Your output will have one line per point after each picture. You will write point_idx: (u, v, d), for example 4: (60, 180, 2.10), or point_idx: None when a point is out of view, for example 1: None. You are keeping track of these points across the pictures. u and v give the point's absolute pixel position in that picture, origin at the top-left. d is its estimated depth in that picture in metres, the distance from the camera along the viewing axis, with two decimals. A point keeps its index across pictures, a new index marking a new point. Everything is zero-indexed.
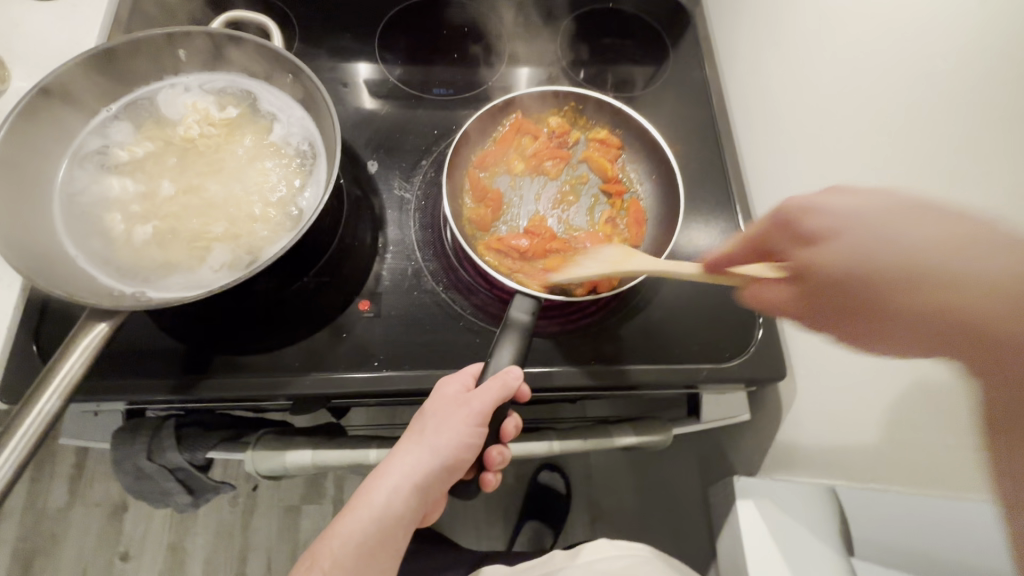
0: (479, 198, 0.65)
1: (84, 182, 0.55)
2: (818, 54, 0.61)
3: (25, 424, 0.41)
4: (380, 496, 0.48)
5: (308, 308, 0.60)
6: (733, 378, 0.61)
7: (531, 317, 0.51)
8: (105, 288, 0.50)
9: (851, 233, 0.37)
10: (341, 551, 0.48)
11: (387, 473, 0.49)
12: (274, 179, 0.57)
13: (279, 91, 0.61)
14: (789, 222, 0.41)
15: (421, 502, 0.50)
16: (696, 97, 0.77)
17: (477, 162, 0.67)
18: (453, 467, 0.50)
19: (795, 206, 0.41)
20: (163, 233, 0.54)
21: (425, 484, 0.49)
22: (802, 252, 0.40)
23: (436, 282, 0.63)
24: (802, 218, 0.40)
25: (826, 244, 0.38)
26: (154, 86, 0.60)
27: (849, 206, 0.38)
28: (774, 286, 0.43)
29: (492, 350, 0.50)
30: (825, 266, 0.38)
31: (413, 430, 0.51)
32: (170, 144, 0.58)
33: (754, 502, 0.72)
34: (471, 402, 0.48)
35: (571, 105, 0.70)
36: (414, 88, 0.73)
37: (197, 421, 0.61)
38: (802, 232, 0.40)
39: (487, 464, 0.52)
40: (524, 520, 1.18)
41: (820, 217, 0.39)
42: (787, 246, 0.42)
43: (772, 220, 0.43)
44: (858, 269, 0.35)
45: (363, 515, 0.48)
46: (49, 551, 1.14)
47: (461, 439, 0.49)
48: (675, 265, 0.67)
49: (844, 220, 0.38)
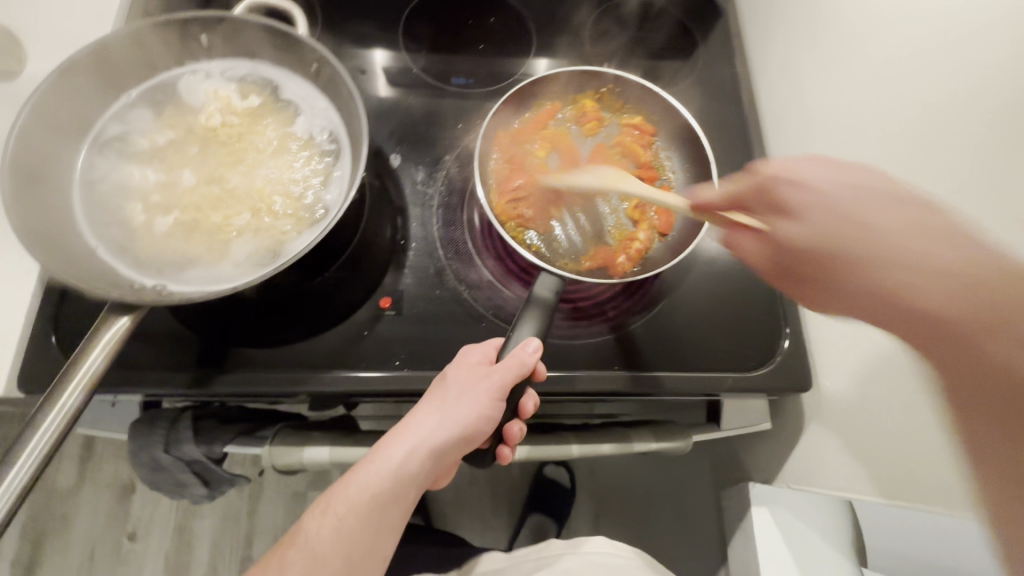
0: (509, 174, 0.64)
1: (104, 170, 0.54)
2: (862, 52, 0.59)
3: (46, 420, 0.41)
4: (398, 453, 0.48)
5: (328, 304, 0.60)
6: (757, 388, 0.60)
7: (555, 294, 0.50)
8: (126, 281, 0.49)
9: (824, 212, 0.42)
10: (354, 500, 0.47)
11: (405, 435, 0.49)
12: (298, 172, 0.56)
13: (303, 80, 0.59)
14: (766, 188, 0.45)
15: (434, 467, 0.49)
16: (727, 95, 0.75)
17: (507, 139, 0.66)
18: (470, 439, 0.49)
19: (772, 173, 0.45)
20: (184, 224, 0.53)
21: (442, 451, 0.48)
22: (775, 220, 0.45)
23: (458, 281, 0.62)
24: (782, 187, 0.44)
25: (795, 217, 0.43)
26: (174, 71, 0.59)
27: (824, 184, 0.42)
28: (744, 239, 0.48)
29: (512, 325, 0.49)
30: (793, 236, 0.43)
31: (431, 396, 0.50)
32: (190, 132, 0.57)
33: (767, 509, 0.72)
34: (493, 375, 0.47)
35: (609, 88, 0.68)
36: (438, 79, 0.71)
37: (214, 414, 0.60)
38: (777, 198, 0.44)
39: (505, 437, 0.51)
40: (524, 516, 1.18)
41: (795, 190, 0.43)
42: (764, 211, 0.46)
43: (750, 184, 0.46)
44: (830, 244, 0.41)
45: (379, 469, 0.48)
46: (58, 528, 1.15)
47: (482, 410, 0.48)
48: (700, 270, 0.66)
49: (817, 198, 0.42)
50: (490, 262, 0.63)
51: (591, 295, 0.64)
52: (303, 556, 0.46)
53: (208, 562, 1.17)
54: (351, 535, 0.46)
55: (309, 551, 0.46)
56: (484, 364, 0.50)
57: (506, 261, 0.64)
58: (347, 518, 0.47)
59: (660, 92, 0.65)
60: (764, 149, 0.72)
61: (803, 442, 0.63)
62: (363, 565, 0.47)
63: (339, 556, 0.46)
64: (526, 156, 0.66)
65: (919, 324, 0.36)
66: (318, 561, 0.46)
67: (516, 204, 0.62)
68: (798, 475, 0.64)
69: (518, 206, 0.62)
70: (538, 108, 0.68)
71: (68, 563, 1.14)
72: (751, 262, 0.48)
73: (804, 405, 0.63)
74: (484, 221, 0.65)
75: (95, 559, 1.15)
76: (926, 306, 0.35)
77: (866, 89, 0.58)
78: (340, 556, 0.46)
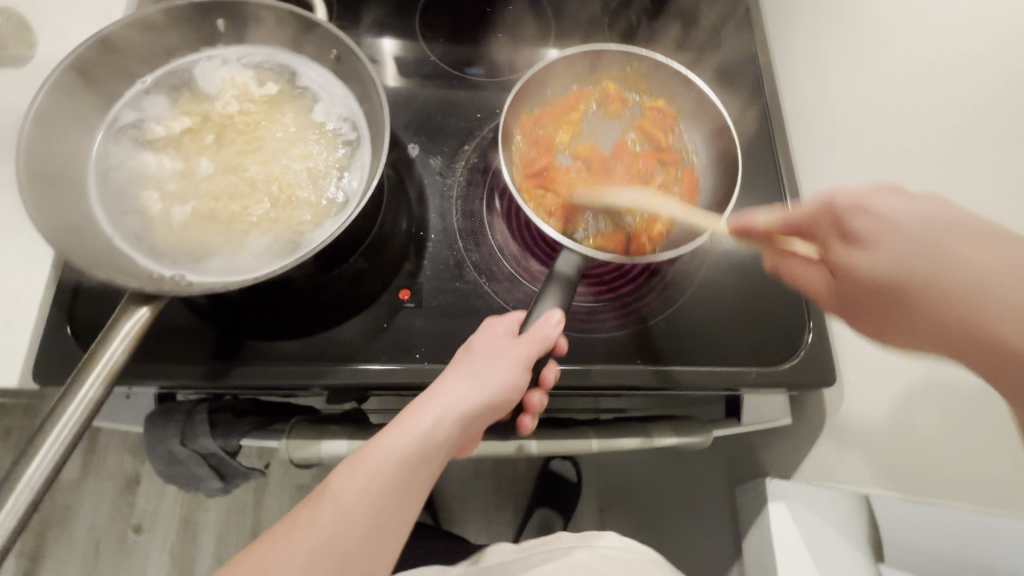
0: (534, 157, 0.63)
1: (119, 157, 0.53)
2: (882, 52, 0.59)
3: (66, 411, 0.40)
4: (429, 416, 0.44)
5: (347, 295, 0.59)
6: (780, 383, 0.59)
7: (576, 272, 0.49)
8: (144, 271, 0.48)
9: (904, 243, 0.38)
10: (385, 462, 0.42)
11: (435, 399, 0.45)
12: (318, 162, 0.55)
13: (321, 68, 0.58)
14: (835, 215, 0.42)
15: (464, 435, 0.46)
16: (748, 87, 0.74)
17: (531, 123, 0.65)
18: (499, 407, 0.47)
19: (843, 202, 0.42)
20: (202, 214, 0.52)
21: (470, 419, 0.45)
22: (838, 248, 0.42)
23: (478, 274, 0.61)
24: (850, 215, 0.41)
25: (865, 246, 0.40)
26: (189, 58, 0.57)
27: (904, 214, 0.39)
28: (807, 270, 0.46)
29: (533, 300, 0.49)
30: (861, 269, 0.40)
31: (457, 365, 0.48)
32: (207, 120, 0.55)
33: (784, 504, 0.70)
34: (519, 345, 0.47)
35: (633, 67, 0.67)
36: (456, 68, 0.70)
37: (230, 407, 0.59)
38: (848, 227, 0.41)
39: (526, 407, 0.50)
40: (531, 509, 1.19)
41: (866, 219, 0.40)
42: (831, 240, 0.43)
43: (822, 207, 0.43)
44: (905, 279, 0.38)
45: (410, 431, 0.44)
46: (63, 520, 1.15)
47: (510, 378, 0.46)
48: (722, 264, 0.65)
49: (893, 229, 0.39)
50: (511, 255, 0.63)
51: (612, 287, 0.63)
52: (329, 516, 0.40)
53: (214, 554, 1.16)
54: (381, 499, 0.41)
55: (336, 512, 0.40)
56: (509, 335, 0.49)
57: (527, 254, 0.63)
58: (376, 480, 0.42)
59: (685, 79, 0.64)
60: (786, 143, 0.71)
61: (825, 439, 0.63)
62: (391, 534, 0.41)
63: (368, 519, 0.41)
64: (551, 139, 0.65)
65: (991, 349, 0.34)
66: (346, 523, 0.40)
67: (541, 188, 0.62)
68: (817, 471, 0.64)
69: (543, 189, 0.62)
70: (565, 92, 0.68)
71: (73, 554, 1.13)
72: (807, 288, 0.46)
73: (826, 401, 0.63)
74: (505, 213, 0.64)
75: (100, 550, 1.14)
76: (993, 329, 0.34)
77: (886, 90, 0.58)
78: (369, 520, 0.41)
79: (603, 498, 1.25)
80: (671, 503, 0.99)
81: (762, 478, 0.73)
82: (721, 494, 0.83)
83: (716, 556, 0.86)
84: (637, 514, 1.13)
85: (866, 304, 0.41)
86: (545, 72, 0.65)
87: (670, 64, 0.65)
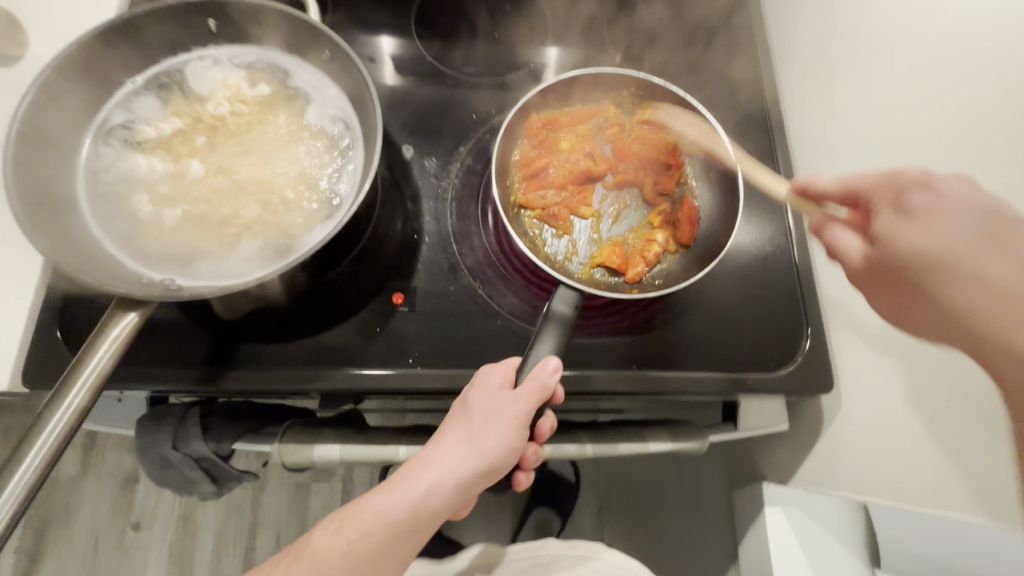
0: (538, 160, 0.63)
1: (110, 159, 0.53)
2: (884, 55, 0.57)
3: (52, 419, 0.40)
4: (418, 484, 0.45)
5: (340, 299, 0.58)
6: (777, 389, 0.59)
7: (572, 311, 0.49)
8: (133, 275, 0.47)
9: (949, 223, 0.40)
10: (369, 527, 0.44)
11: (428, 464, 0.46)
12: (311, 164, 0.54)
13: (314, 68, 0.57)
14: (896, 189, 0.44)
15: (452, 504, 0.46)
16: (748, 87, 0.73)
17: (540, 125, 0.65)
18: (493, 473, 0.47)
19: (910, 175, 0.43)
20: (192, 217, 0.51)
21: (464, 487, 0.46)
22: (887, 219, 0.43)
23: (472, 278, 0.61)
24: (912, 190, 0.42)
25: (913, 220, 0.42)
26: (181, 58, 0.57)
27: (960, 194, 0.40)
28: (843, 233, 0.47)
29: (529, 345, 0.48)
30: (903, 240, 0.42)
31: (456, 423, 0.48)
32: (198, 122, 0.55)
33: (781, 509, 0.69)
34: (518, 402, 0.46)
35: (633, 90, 0.66)
36: (452, 68, 0.69)
37: (223, 411, 0.59)
38: (905, 201, 0.43)
39: (522, 461, 0.50)
40: (529, 512, 1.20)
41: (924, 195, 0.42)
42: (882, 208, 0.44)
43: (886, 178, 0.44)
44: (943, 256, 0.40)
45: (397, 498, 0.45)
46: (62, 518, 1.15)
47: (506, 442, 0.46)
48: (721, 268, 0.65)
49: (945, 208, 0.41)
50: (505, 259, 0.62)
51: None
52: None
53: (212, 552, 1.16)
54: (359, 563, 0.44)
55: (316, 571, 0.43)
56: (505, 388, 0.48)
57: (522, 258, 0.62)
58: (357, 544, 0.44)
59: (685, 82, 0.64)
60: (786, 144, 0.70)
61: (822, 444, 0.62)
62: None
63: None
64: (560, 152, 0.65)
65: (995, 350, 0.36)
66: None
67: (542, 193, 0.62)
68: (814, 477, 0.63)
69: (543, 194, 0.62)
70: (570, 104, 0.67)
71: (72, 552, 1.13)
72: (843, 257, 0.47)
73: (823, 407, 0.62)
74: (500, 216, 0.64)
75: (99, 548, 1.14)
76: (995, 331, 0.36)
77: (891, 94, 0.56)
78: None
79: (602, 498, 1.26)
80: (669, 505, 0.98)
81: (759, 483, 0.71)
82: (718, 497, 0.83)
83: (713, 559, 0.85)
84: (633, 515, 1.12)
85: (888, 275, 0.43)
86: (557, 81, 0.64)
87: (671, 84, 0.64)
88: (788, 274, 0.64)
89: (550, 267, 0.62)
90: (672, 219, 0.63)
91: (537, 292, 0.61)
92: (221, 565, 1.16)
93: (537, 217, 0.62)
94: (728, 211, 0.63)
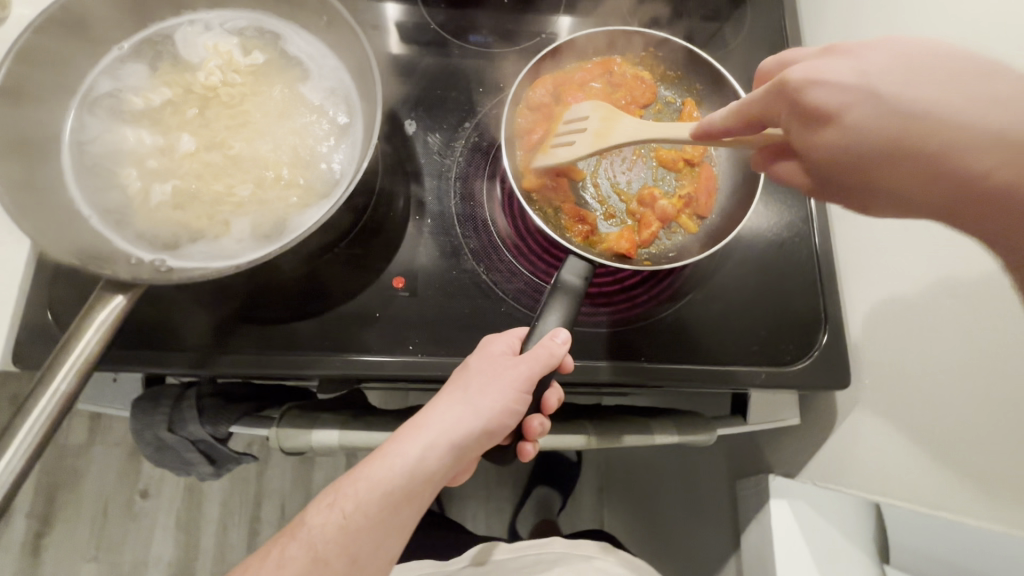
0: (539, 133, 0.59)
1: (96, 130, 0.50)
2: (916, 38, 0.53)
3: (38, 405, 0.38)
4: (417, 447, 0.41)
5: (336, 282, 0.56)
6: (791, 383, 0.57)
7: (581, 281, 0.48)
8: (122, 255, 0.45)
9: (862, 108, 0.34)
10: (367, 497, 0.39)
11: (425, 425, 0.42)
12: (307, 138, 0.51)
13: (311, 36, 0.54)
14: (789, 96, 0.37)
15: (453, 467, 0.43)
16: (772, 61, 0.69)
17: (551, 92, 0.61)
18: (493, 434, 0.44)
19: (796, 77, 0.36)
20: (182, 194, 0.49)
21: (463, 448, 0.42)
22: (807, 130, 0.37)
23: (476, 262, 0.58)
24: (805, 90, 0.36)
25: (831, 121, 0.35)
26: (170, 22, 0.53)
27: (855, 72, 0.34)
28: None
29: (537, 315, 0.47)
30: (824, 144, 0.36)
31: (451, 387, 0.45)
32: (189, 92, 0.52)
33: (787, 502, 0.67)
34: (520, 364, 0.44)
35: (651, 52, 0.63)
36: (458, 37, 0.65)
37: (219, 392, 0.58)
38: (805, 107, 0.36)
39: (525, 432, 0.47)
40: (531, 489, 1.19)
41: (823, 91, 0.35)
42: (793, 124, 0.38)
43: (774, 91, 0.38)
44: (878, 142, 0.34)
45: (395, 465, 0.40)
46: (70, 485, 1.16)
47: (506, 403, 0.43)
48: (737, 256, 0.62)
49: (852, 94, 0.34)
50: (510, 242, 0.59)
51: (620, 278, 0.60)
52: (301, 559, 0.38)
53: (218, 521, 1.18)
54: (359, 537, 0.39)
55: (310, 551, 0.38)
56: (509, 354, 0.46)
57: (528, 241, 0.60)
58: (357, 516, 0.39)
59: (708, 60, 0.60)
60: None
61: (835, 439, 0.60)
62: (369, 571, 0.39)
63: (345, 561, 0.38)
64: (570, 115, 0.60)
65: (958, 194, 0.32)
66: (320, 564, 0.38)
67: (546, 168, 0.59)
68: (825, 472, 0.61)
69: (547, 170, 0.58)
70: (586, 65, 0.63)
71: (81, 518, 1.15)
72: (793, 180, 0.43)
73: (839, 401, 0.60)
74: (506, 197, 0.61)
75: (107, 516, 1.16)
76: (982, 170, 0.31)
77: None
78: (345, 561, 0.38)
79: (603, 478, 1.26)
80: (668, 488, 0.98)
81: (765, 474, 0.70)
82: (721, 485, 0.81)
83: (714, 545, 0.85)
84: (633, 497, 1.12)
85: (833, 182, 0.38)
86: (569, 44, 0.60)
87: (696, 53, 0.61)
88: (809, 265, 0.62)
89: (558, 251, 0.59)
90: (697, 200, 0.59)
91: (544, 279, 0.58)
92: (228, 535, 1.18)
93: (537, 190, 0.58)
94: (745, 196, 0.59)
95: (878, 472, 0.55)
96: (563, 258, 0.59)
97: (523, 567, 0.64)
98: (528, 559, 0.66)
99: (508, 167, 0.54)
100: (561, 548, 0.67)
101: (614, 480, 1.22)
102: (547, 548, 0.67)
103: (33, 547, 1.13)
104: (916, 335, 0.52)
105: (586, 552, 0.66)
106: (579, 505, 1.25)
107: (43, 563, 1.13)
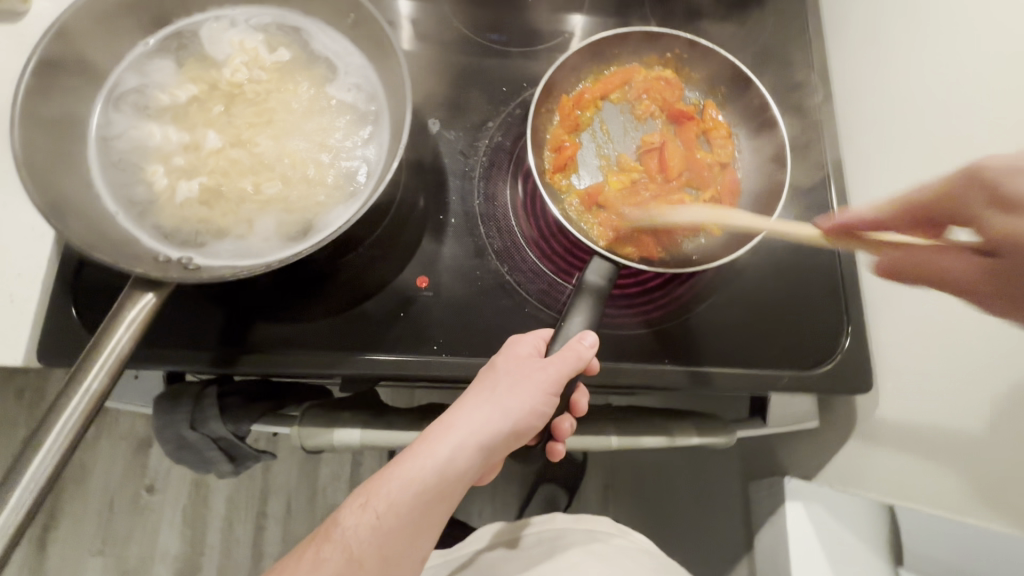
0: (569, 146, 0.59)
1: (121, 125, 0.50)
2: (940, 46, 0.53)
3: (70, 403, 0.38)
4: (448, 447, 0.41)
5: (359, 281, 0.56)
6: (813, 388, 0.57)
7: (606, 281, 0.47)
8: (149, 253, 0.45)
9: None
10: (398, 497, 0.39)
11: (453, 425, 0.42)
12: (334, 136, 0.51)
13: (336, 34, 0.53)
14: (983, 186, 0.38)
15: (482, 466, 0.42)
16: (793, 63, 0.68)
17: (573, 100, 0.61)
18: (520, 435, 0.43)
19: (993, 167, 0.37)
20: (208, 191, 0.48)
21: (492, 447, 0.42)
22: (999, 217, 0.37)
23: (500, 262, 0.58)
24: (1005, 180, 0.37)
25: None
26: (196, 18, 0.53)
27: None
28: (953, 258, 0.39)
29: (562, 316, 0.46)
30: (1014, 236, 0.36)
31: (479, 387, 0.45)
32: (215, 89, 0.51)
33: (801, 504, 0.68)
34: (550, 366, 0.43)
35: (675, 54, 0.63)
36: (479, 35, 0.65)
37: (240, 391, 0.58)
38: (1004, 195, 0.37)
39: (555, 432, 0.48)
40: (537, 487, 1.19)
41: (1022, 182, 0.37)
42: (975, 209, 0.38)
43: (962, 178, 0.39)
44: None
45: (426, 464, 0.40)
46: (78, 479, 1.16)
47: (535, 404, 0.43)
48: (760, 259, 0.62)
49: None
50: (534, 243, 0.59)
51: (641, 279, 0.60)
52: (335, 559, 0.38)
53: (224, 516, 1.18)
54: (392, 537, 0.39)
55: (344, 552, 0.38)
56: (535, 355, 0.46)
57: (551, 242, 0.60)
58: (389, 516, 0.39)
59: (734, 61, 0.60)
60: (832, 126, 0.66)
61: (854, 444, 0.60)
62: (400, 571, 0.39)
63: (379, 560, 0.38)
64: (593, 122, 0.61)
65: None
66: (354, 563, 0.38)
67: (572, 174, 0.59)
68: (843, 476, 0.61)
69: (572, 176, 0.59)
70: (607, 71, 0.63)
71: (87, 511, 1.15)
72: (946, 276, 0.39)
73: (858, 405, 0.60)
74: (529, 197, 0.61)
75: (113, 509, 1.16)
76: None
77: (948, 88, 0.52)
78: (379, 560, 0.38)
79: (609, 477, 1.27)
80: (677, 488, 0.98)
81: (780, 477, 0.70)
82: (732, 486, 0.82)
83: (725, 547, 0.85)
84: (640, 498, 1.12)
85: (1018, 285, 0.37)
86: (593, 44, 0.60)
87: (722, 54, 0.61)
88: (831, 269, 0.62)
89: (581, 252, 0.59)
90: (722, 202, 0.59)
91: (567, 280, 0.58)
92: (234, 530, 1.18)
93: (563, 194, 0.59)
94: (769, 199, 0.59)
95: (898, 474, 0.54)
96: (588, 259, 0.59)
97: (529, 548, 0.63)
98: (534, 538, 0.65)
99: (533, 167, 0.54)
100: (566, 524, 0.66)
101: (620, 479, 1.22)
102: (550, 524, 0.66)
103: (40, 540, 1.13)
104: (937, 337, 0.51)
105: (592, 530, 0.65)
106: (585, 504, 1.25)
107: (49, 556, 1.13)
